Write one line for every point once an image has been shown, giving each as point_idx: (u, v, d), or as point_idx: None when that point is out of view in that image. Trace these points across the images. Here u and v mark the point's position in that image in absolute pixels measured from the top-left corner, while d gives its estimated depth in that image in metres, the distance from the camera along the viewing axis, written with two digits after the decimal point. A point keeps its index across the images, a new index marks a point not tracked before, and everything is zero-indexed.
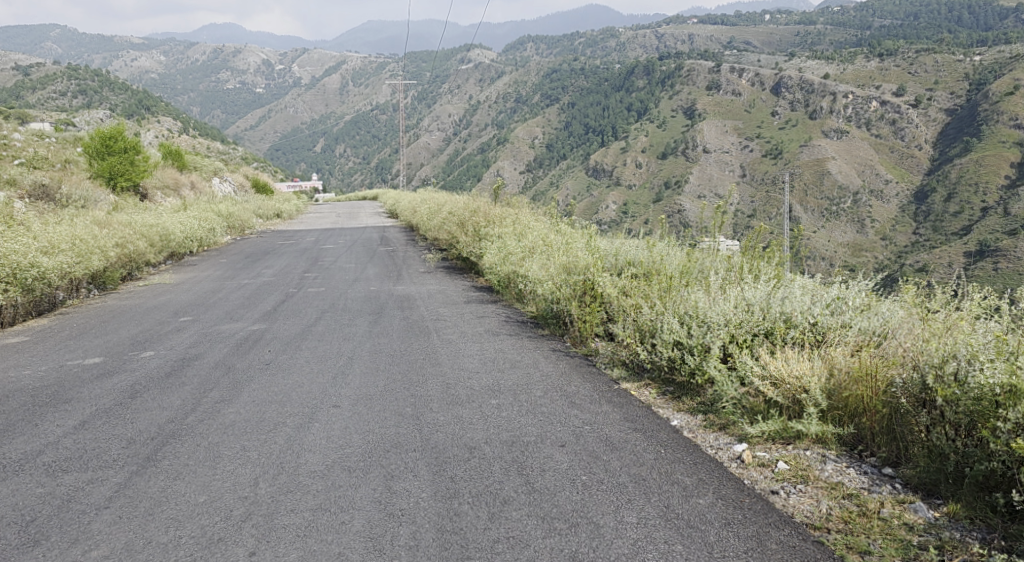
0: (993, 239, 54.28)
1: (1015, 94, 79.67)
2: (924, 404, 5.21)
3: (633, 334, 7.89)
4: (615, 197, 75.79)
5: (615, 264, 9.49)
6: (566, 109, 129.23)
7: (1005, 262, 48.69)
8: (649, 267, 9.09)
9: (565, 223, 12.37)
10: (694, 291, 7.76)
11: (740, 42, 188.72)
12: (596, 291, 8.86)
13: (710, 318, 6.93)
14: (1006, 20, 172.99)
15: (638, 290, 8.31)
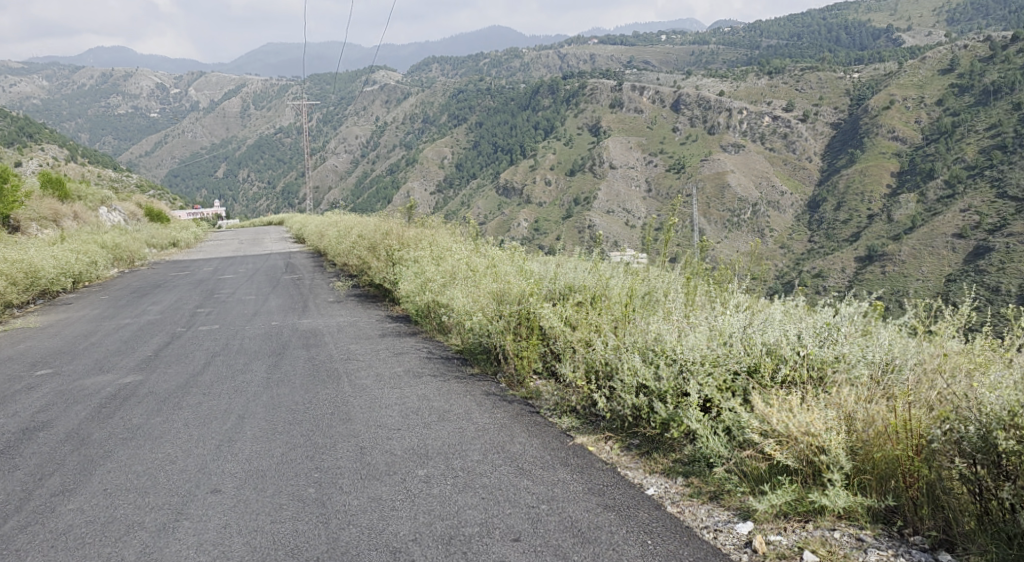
0: (881, 244, 56.40)
1: (890, 109, 86.15)
2: (983, 475, 4.61)
3: (582, 372, 6.71)
4: (527, 215, 74.39)
5: (553, 290, 8.15)
6: (473, 129, 127.94)
7: (890, 265, 52.06)
8: (590, 284, 8.03)
9: (488, 243, 10.97)
10: (659, 319, 6.78)
11: (639, 62, 194.66)
12: (532, 321, 7.59)
13: (683, 355, 6.02)
14: (880, 40, 183.96)
15: (589, 318, 7.14)
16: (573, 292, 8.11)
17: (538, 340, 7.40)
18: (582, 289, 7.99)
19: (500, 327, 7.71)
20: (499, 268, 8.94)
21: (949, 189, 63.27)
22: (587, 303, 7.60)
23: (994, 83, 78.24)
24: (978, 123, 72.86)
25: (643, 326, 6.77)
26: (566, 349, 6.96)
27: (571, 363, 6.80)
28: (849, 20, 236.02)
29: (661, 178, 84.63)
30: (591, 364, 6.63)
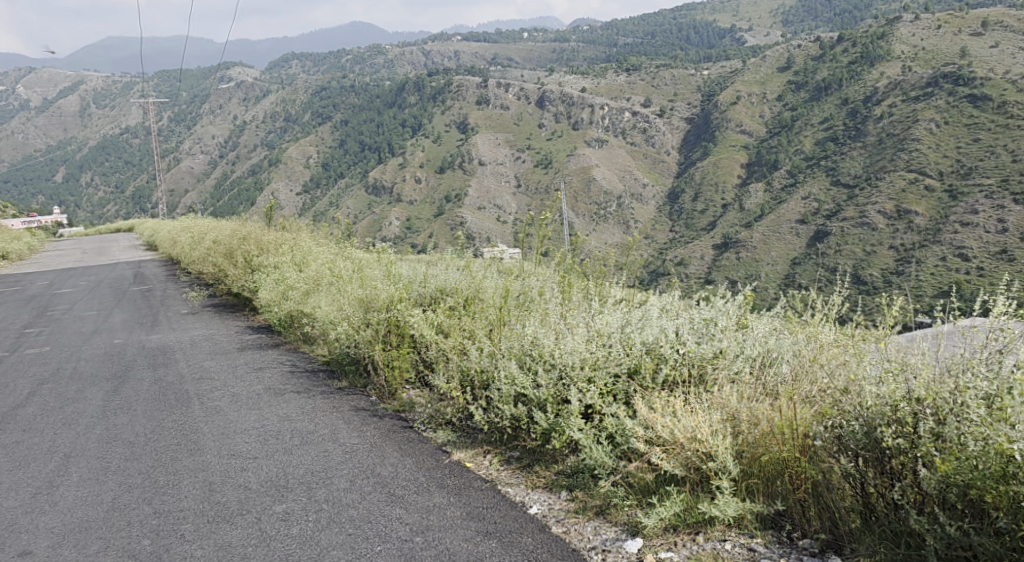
0: (735, 231, 58.97)
1: (737, 105, 92.99)
2: (878, 471, 4.45)
3: (455, 383, 6.32)
4: (398, 213, 72.46)
5: (422, 294, 7.74)
6: (337, 127, 124.76)
7: (744, 251, 54.27)
8: (461, 285, 7.70)
9: (353, 246, 10.44)
10: (535, 322, 6.52)
11: (503, 58, 197.48)
12: (400, 329, 7.14)
13: (562, 360, 5.77)
14: (727, 40, 193.16)
15: (463, 323, 6.80)
16: (444, 294, 7.74)
17: (409, 348, 6.96)
18: (453, 291, 7.65)
19: (367, 337, 7.23)
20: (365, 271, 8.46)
21: (791, 178, 67.61)
22: (460, 307, 7.25)
23: (825, 82, 87.24)
24: (814, 118, 80.27)
25: (518, 330, 6.50)
26: (439, 357, 6.57)
27: (445, 373, 6.41)
28: (696, 20, 246.94)
29: (529, 174, 85.72)
30: (466, 372, 6.26)
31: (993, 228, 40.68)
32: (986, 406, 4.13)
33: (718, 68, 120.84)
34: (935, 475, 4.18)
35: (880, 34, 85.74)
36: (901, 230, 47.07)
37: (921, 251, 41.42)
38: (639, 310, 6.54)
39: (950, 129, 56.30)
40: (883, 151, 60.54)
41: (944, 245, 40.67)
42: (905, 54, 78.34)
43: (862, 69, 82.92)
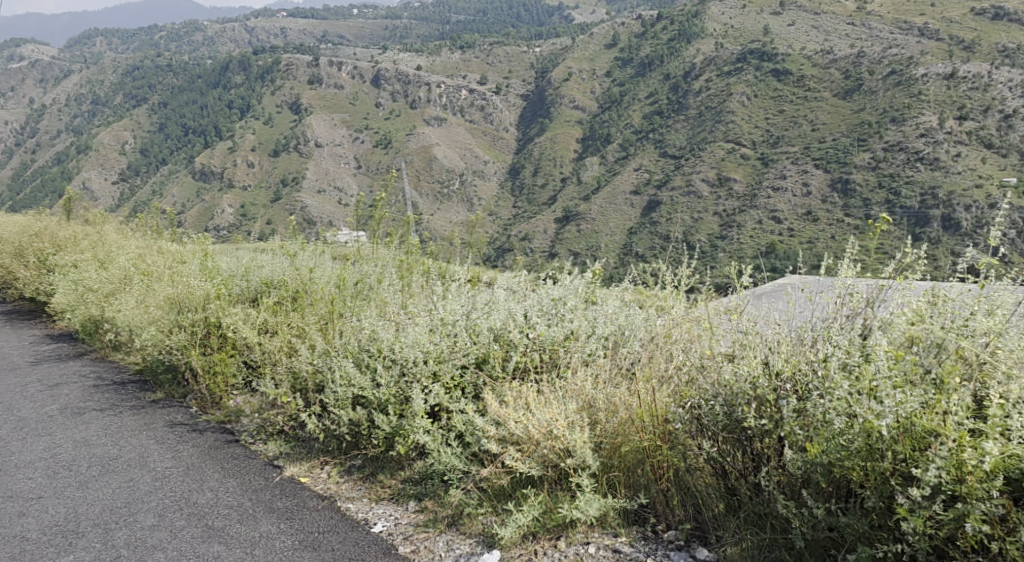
0: (574, 205, 59.56)
1: (570, 81, 94.95)
2: (748, 456, 4.17)
3: (284, 384, 5.73)
4: (231, 200, 68.02)
5: (245, 292, 7.11)
6: (157, 110, 116.30)
7: (584, 223, 54.71)
8: (290, 279, 7.12)
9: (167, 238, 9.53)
10: (373, 315, 6.08)
11: (332, 37, 192.21)
12: (220, 328, 6.42)
13: (404, 356, 5.35)
14: (554, 19, 195.96)
15: (293, 321, 6.25)
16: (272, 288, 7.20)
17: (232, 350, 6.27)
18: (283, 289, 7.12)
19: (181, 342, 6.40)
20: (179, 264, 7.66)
21: (624, 151, 69.42)
22: (291, 303, 6.65)
23: (648, 56, 90.00)
24: (639, 92, 82.26)
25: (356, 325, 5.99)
26: (265, 358, 5.95)
27: (273, 374, 5.82)
28: None
29: (369, 155, 83.63)
30: (296, 375, 5.65)
31: (799, 192, 46.40)
32: (848, 367, 3.98)
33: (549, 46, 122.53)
34: (799, 453, 3.97)
35: (693, 13, 89.52)
36: (724, 197, 49.83)
37: (742, 218, 45.88)
38: (485, 295, 6.21)
39: (760, 102, 60.46)
40: (703, 124, 62.79)
41: (760, 210, 45.52)
42: (718, 32, 82.08)
43: (679, 45, 84.65)
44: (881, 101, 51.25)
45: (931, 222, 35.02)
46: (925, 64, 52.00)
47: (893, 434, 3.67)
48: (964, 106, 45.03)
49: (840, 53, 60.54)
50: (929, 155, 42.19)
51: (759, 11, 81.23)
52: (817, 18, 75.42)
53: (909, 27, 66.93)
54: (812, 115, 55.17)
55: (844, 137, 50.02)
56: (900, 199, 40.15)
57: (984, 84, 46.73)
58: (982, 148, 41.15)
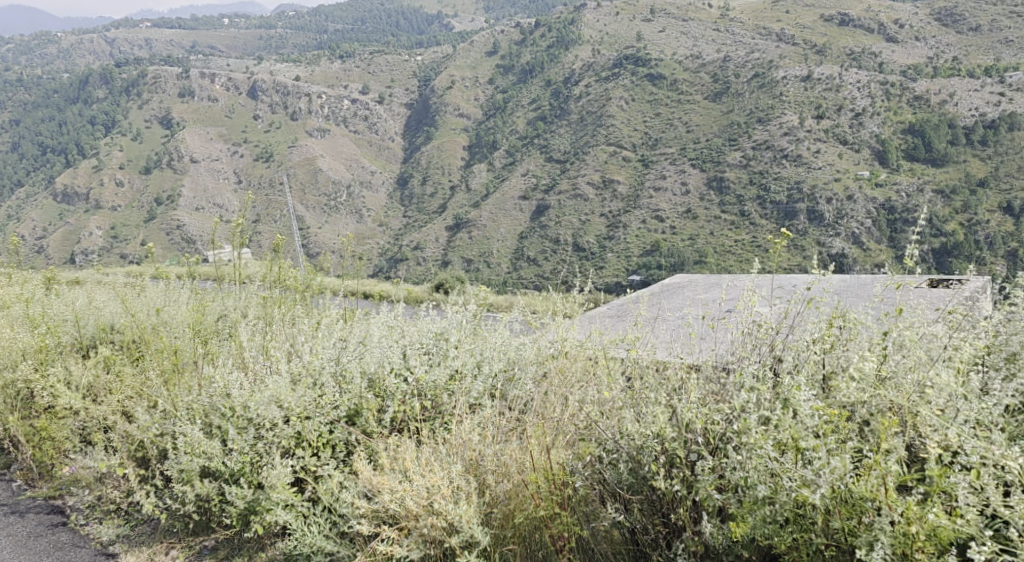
0: (464, 213, 58.82)
1: (453, 89, 94.34)
2: (682, 526, 3.58)
3: (127, 450, 5.20)
4: (99, 223, 63.87)
5: (81, 335, 7.61)
6: (12, 128, 108.97)
7: (475, 230, 54.24)
8: (138, 336, 6.78)
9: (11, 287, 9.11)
10: (228, 367, 5.53)
11: (205, 47, 185.68)
12: (47, 392, 5.91)
13: (254, 414, 4.76)
14: (435, 26, 194.88)
15: (137, 385, 5.74)
16: (111, 330, 7.68)
17: (58, 416, 5.66)
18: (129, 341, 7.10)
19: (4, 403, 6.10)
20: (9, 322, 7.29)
21: (510, 157, 69.33)
22: (133, 360, 6.10)
23: (528, 63, 90.76)
24: (523, 98, 82.52)
25: (205, 381, 5.44)
26: (93, 424, 5.42)
27: (108, 442, 5.27)
28: (402, 7, 246.58)
29: (250, 169, 80.67)
30: (139, 442, 5.17)
31: (678, 191, 47.40)
32: (764, 410, 3.50)
33: (430, 54, 121.69)
34: (722, 521, 3.44)
35: (569, 21, 90.73)
36: (609, 199, 50.24)
37: (627, 218, 46.45)
38: (361, 332, 5.64)
39: (638, 105, 61.10)
40: (586, 128, 63.22)
41: (644, 210, 46.28)
42: (593, 38, 83.30)
43: (558, 52, 85.70)
44: (746, 102, 52.87)
45: (797, 220, 38.32)
46: (784, 67, 54.48)
47: (828, 505, 3.18)
48: (820, 107, 47.51)
49: (709, 57, 62.95)
50: (792, 152, 44.07)
51: (631, 18, 82.89)
52: (686, 24, 77.39)
53: (767, 33, 69.13)
54: (686, 117, 56.35)
55: (716, 137, 51.16)
56: (769, 195, 41.78)
57: (836, 84, 49.25)
58: (839, 146, 43.72)
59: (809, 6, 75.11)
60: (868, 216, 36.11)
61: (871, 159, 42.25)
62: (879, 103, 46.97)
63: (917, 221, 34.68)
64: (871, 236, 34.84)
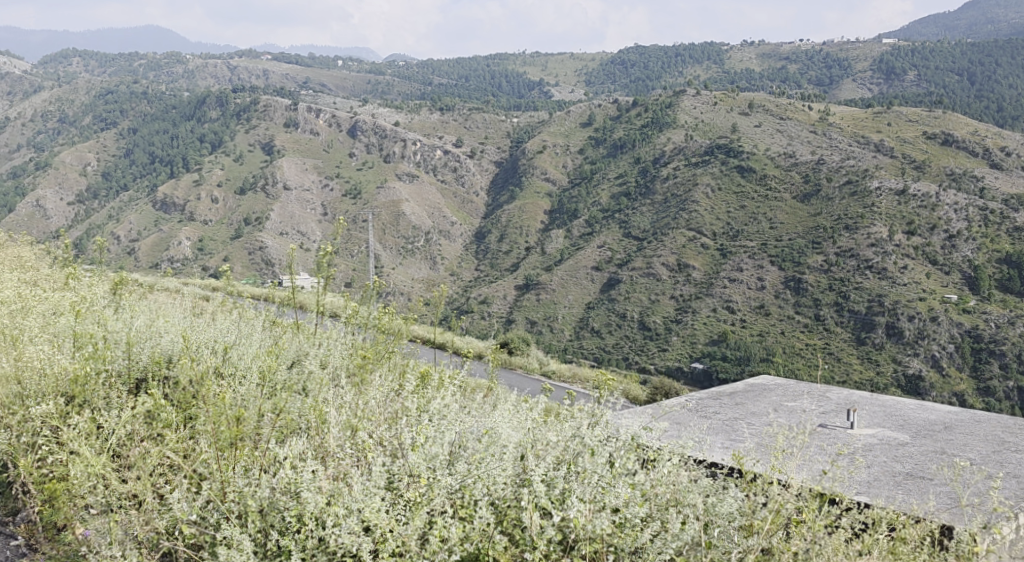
0: (536, 274, 58.90)
1: (544, 154, 95.64)
2: None
3: (174, 530, 6.12)
4: (188, 233, 65.74)
5: (138, 361, 8.22)
6: (127, 136, 113.98)
7: (543, 293, 54.28)
8: (195, 389, 7.50)
9: (102, 296, 10.03)
10: (293, 455, 6.46)
11: (316, 85, 192.33)
12: (72, 441, 6.74)
13: (332, 536, 5.73)
14: (534, 91, 197.32)
15: (189, 464, 6.77)
16: (165, 366, 8.25)
17: (77, 482, 6.37)
18: (177, 389, 7.97)
19: (16, 437, 6.97)
20: (53, 341, 7.97)
21: (589, 227, 69.56)
22: (186, 434, 6.97)
23: (621, 138, 91.19)
24: (610, 172, 82.91)
25: (263, 467, 6.46)
26: (111, 499, 6.31)
27: (120, 521, 6.22)
28: (510, 71, 251.05)
29: (337, 203, 82.53)
30: (183, 535, 6.04)
31: (753, 285, 46.91)
32: None
33: (526, 119, 123.73)
34: None
35: (668, 103, 91.09)
36: (681, 282, 49.95)
37: (697, 304, 46.57)
38: (483, 440, 6.57)
39: (724, 195, 60.89)
40: (668, 210, 63.28)
41: (715, 299, 46.16)
42: (689, 123, 83.26)
43: (651, 133, 85.84)
44: (835, 208, 51.92)
45: (875, 331, 37.91)
46: (879, 177, 53.38)
47: None
48: (912, 223, 45.99)
49: (802, 158, 62.20)
50: (877, 264, 43.31)
51: (728, 110, 83.55)
52: (783, 122, 77.34)
53: (866, 142, 68.51)
54: (771, 214, 55.44)
55: (799, 238, 50.08)
56: (847, 302, 41.15)
57: (931, 203, 47.96)
58: (927, 265, 42.86)
59: (912, 122, 74.15)
60: (951, 339, 35.82)
61: (961, 283, 40.87)
62: (976, 228, 45.13)
63: (1003, 354, 34.40)
64: (953, 361, 34.95)
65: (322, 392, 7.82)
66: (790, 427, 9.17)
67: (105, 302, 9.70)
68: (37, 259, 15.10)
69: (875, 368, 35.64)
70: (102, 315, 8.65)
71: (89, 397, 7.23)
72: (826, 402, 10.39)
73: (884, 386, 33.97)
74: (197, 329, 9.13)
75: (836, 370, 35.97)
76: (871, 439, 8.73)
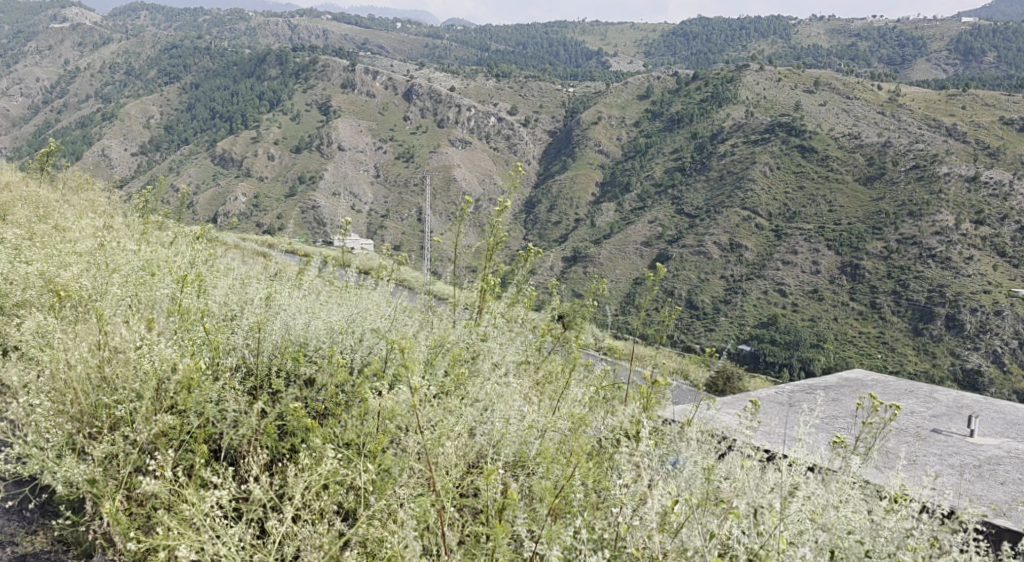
0: (584, 247, 58.86)
1: (599, 125, 94.99)
2: None
3: None
4: (245, 188, 66.82)
5: (267, 346, 6.31)
6: (189, 90, 115.68)
7: (590, 266, 54.19)
8: (367, 410, 5.56)
9: (207, 262, 8.89)
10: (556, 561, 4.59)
11: (374, 47, 192.94)
12: (200, 503, 4.90)
13: None
14: (592, 61, 194.97)
15: (368, 541, 4.93)
16: (302, 357, 6.34)
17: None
18: (324, 398, 6.05)
19: (103, 459, 5.16)
20: (147, 319, 6.16)
21: (641, 202, 69.06)
22: (350, 480, 5.17)
23: (679, 112, 89.75)
24: (665, 147, 82.04)
25: None
26: None
27: None
28: (569, 40, 248.86)
29: (390, 165, 83.02)
30: None
31: (808, 269, 46.45)
32: None
33: (583, 89, 122.65)
34: None
35: (729, 77, 89.22)
36: (732, 262, 49.65)
37: (747, 285, 46.15)
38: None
39: (782, 175, 59.90)
40: (723, 187, 62.53)
41: (767, 281, 45.58)
42: (750, 100, 81.69)
43: (710, 107, 84.51)
44: (900, 193, 50.77)
45: (933, 323, 37.21)
46: (949, 163, 51.94)
47: None
48: (981, 212, 44.90)
49: (867, 140, 60.68)
50: (941, 254, 42.34)
51: (792, 86, 82.02)
52: (850, 102, 75.64)
53: (937, 126, 66.72)
54: (832, 196, 54.50)
55: (858, 223, 49.12)
56: (906, 292, 40.51)
57: (1004, 193, 46.84)
58: (995, 257, 41.63)
59: (986, 106, 71.85)
60: (1015, 335, 34.72)
61: None
62: None
63: None
64: (1016, 357, 34.06)
65: (532, 413, 5.97)
66: (904, 433, 9.20)
67: (207, 271, 8.20)
68: (109, 208, 15.42)
69: (931, 360, 35.23)
70: (206, 288, 6.79)
71: (193, 407, 5.43)
72: (936, 405, 10.51)
73: (940, 379, 33.62)
74: (332, 305, 7.23)
75: (890, 360, 35.68)
76: (999, 452, 8.76)
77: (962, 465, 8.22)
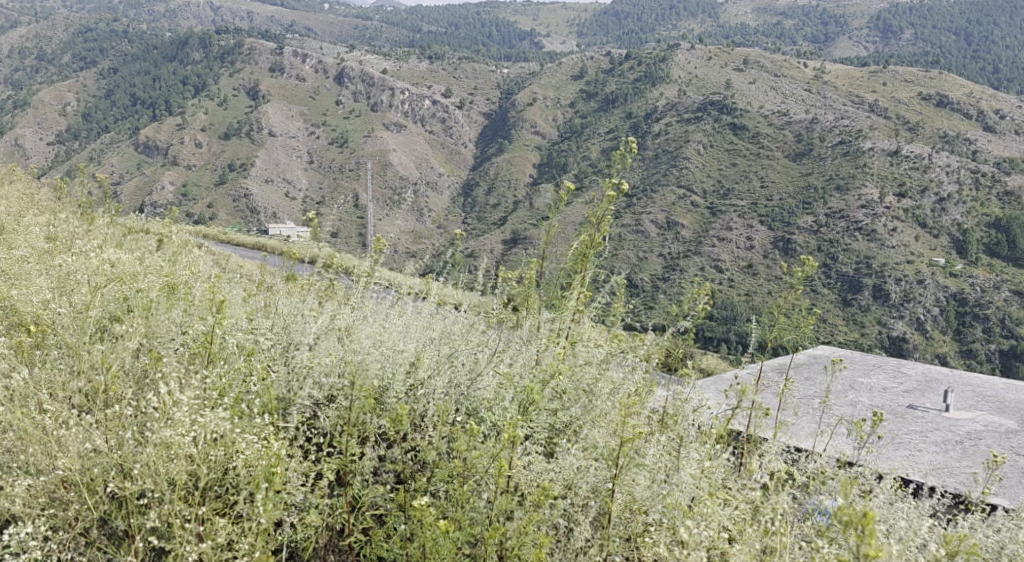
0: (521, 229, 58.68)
1: (533, 107, 94.95)
2: None
3: None
4: (171, 177, 65.05)
5: (328, 385, 5.55)
6: (108, 76, 111.54)
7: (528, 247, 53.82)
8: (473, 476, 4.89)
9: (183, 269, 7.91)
10: None
11: (301, 28, 188.45)
12: None
13: None
14: (524, 41, 194.23)
15: None
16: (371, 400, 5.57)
17: None
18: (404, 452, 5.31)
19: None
20: (179, 370, 5.25)
21: (577, 182, 69.18)
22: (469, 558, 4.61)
23: (614, 93, 90.34)
24: (600, 127, 82.47)
25: None
26: None
27: None
28: (501, 20, 247.10)
29: (324, 151, 81.70)
30: None
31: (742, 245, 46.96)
32: None
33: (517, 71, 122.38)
34: None
35: (661, 57, 90.09)
36: (670, 240, 48.18)
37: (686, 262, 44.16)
38: None
39: (716, 153, 60.58)
40: (658, 166, 63.00)
41: (705, 258, 44.08)
42: (682, 79, 82.70)
43: (644, 87, 85.42)
44: (828, 168, 52.08)
45: (862, 293, 37.92)
46: (872, 138, 53.39)
47: None
48: (903, 185, 46.35)
49: (795, 117, 62.27)
50: (867, 226, 43.08)
51: (723, 65, 83.29)
52: (778, 80, 77.08)
53: (860, 101, 68.35)
54: (763, 172, 55.39)
55: (790, 198, 50.34)
56: (835, 264, 41.28)
57: (924, 165, 48.55)
58: (917, 228, 43.18)
59: (907, 82, 74.10)
60: (936, 302, 36.30)
61: (950, 246, 41.75)
62: (966, 191, 46.44)
63: (988, 320, 35.30)
64: (936, 324, 35.45)
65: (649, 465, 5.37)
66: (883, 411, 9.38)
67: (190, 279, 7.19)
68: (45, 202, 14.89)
69: (860, 329, 35.56)
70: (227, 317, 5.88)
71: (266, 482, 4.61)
72: (906, 380, 10.78)
73: (868, 347, 33.90)
74: (370, 330, 6.40)
75: (821, 330, 35.49)
76: (977, 426, 8.99)
77: (946, 442, 8.42)
